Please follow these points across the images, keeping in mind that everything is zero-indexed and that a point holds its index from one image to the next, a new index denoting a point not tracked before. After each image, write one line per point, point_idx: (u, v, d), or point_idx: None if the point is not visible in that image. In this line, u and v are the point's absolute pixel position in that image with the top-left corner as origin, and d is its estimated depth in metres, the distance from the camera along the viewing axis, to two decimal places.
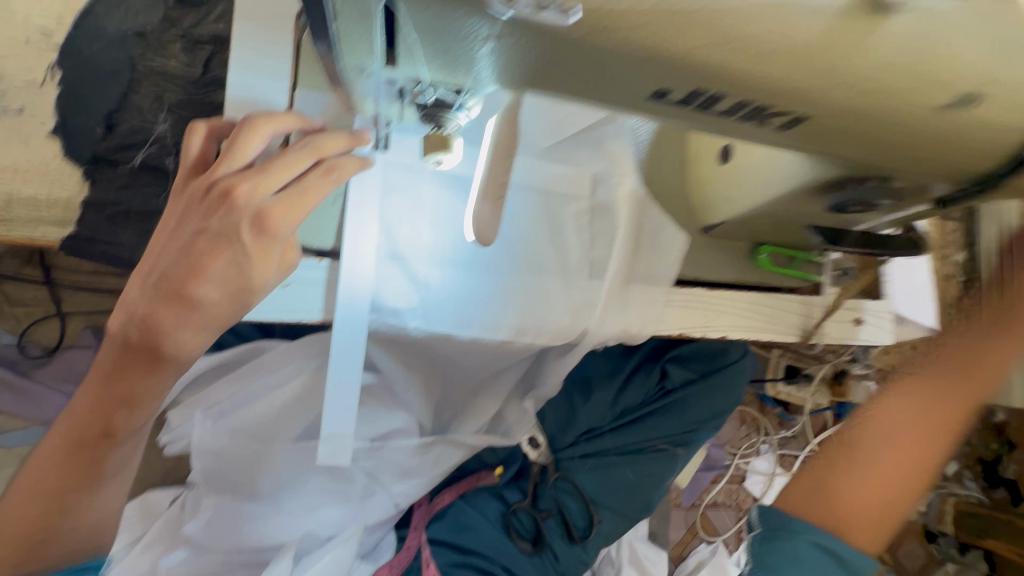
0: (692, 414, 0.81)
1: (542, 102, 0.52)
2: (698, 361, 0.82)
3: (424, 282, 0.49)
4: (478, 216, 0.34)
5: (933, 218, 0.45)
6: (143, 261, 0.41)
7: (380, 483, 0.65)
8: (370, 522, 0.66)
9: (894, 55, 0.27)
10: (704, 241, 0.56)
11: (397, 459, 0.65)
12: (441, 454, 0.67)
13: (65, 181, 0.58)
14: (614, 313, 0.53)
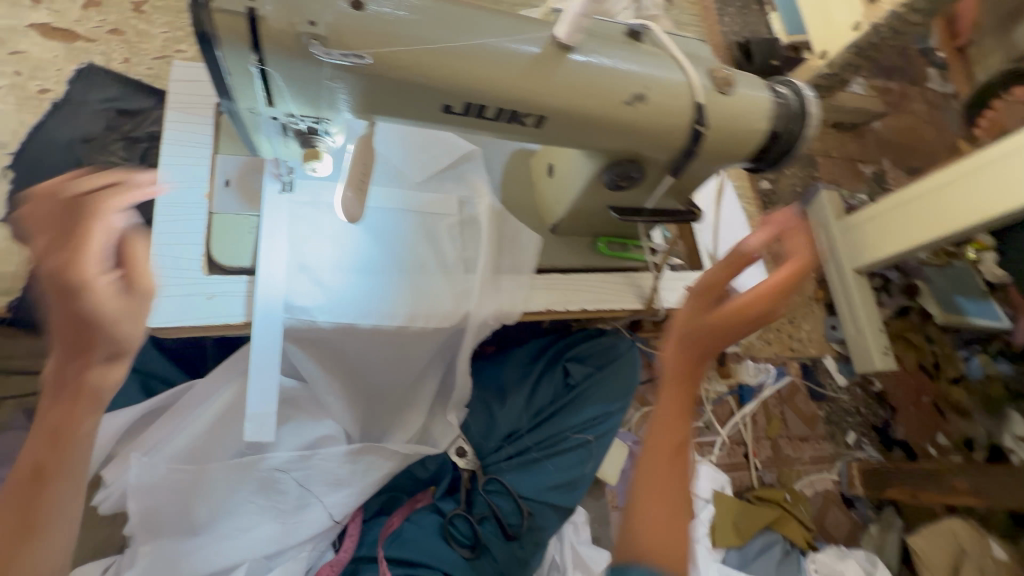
0: (596, 403, 0.92)
1: (413, 152, 0.71)
2: (594, 359, 0.97)
3: (329, 286, 0.62)
4: (344, 202, 0.48)
5: (681, 195, 0.68)
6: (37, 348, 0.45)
7: (313, 494, 0.71)
8: (305, 535, 0.70)
9: (575, 77, 0.48)
10: (555, 239, 0.75)
11: (327, 467, 0.71)
12: (370, 461, 0.74)
13: (11, 259, 0.71)
14: (488, 295, 0.69)
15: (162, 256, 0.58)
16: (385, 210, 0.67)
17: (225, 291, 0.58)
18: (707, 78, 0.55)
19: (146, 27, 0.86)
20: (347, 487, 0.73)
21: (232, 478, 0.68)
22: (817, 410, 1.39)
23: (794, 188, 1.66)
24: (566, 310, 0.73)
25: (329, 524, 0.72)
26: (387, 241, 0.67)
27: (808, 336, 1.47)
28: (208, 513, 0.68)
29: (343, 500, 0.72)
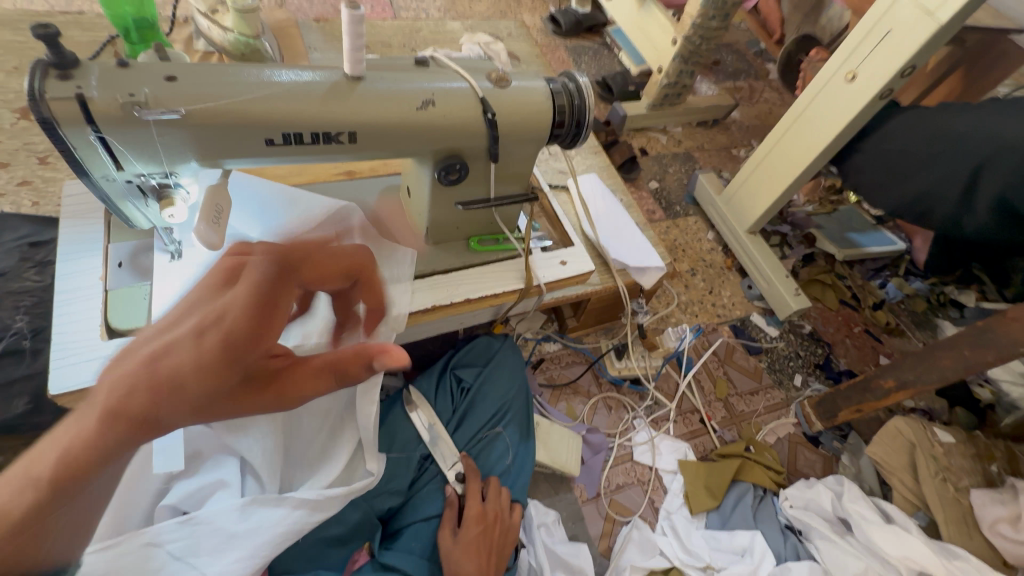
0: (494, 397, 0.98)
1: (285, 201, 0.82)
2: (480, 359, 1.02)
3: None
4: (200, 232, 0.57)
5: (517, 182, 0.82)
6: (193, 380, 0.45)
7: (196, 567, 0.63)
8: None
9: (369, 97, 0.62)
10: (431, 248, 0.86)
11: (210, 527, 0.65)
12: (264, 512, 0.68)
13: None
14: None
15: (66, 336, 0.65)
16: None
17: (125, 349, 0.65)
18: (486, 81, 0.70)
19: (57, 175, 0.99)
20: (234, 552, 0.65)
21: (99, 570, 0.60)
22: (759, 363, 1.46)
23: (680, 181, 1.86)
24: (452, 303, 0.83)
25: None
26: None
27: (730, 301, 1.57)
28: None
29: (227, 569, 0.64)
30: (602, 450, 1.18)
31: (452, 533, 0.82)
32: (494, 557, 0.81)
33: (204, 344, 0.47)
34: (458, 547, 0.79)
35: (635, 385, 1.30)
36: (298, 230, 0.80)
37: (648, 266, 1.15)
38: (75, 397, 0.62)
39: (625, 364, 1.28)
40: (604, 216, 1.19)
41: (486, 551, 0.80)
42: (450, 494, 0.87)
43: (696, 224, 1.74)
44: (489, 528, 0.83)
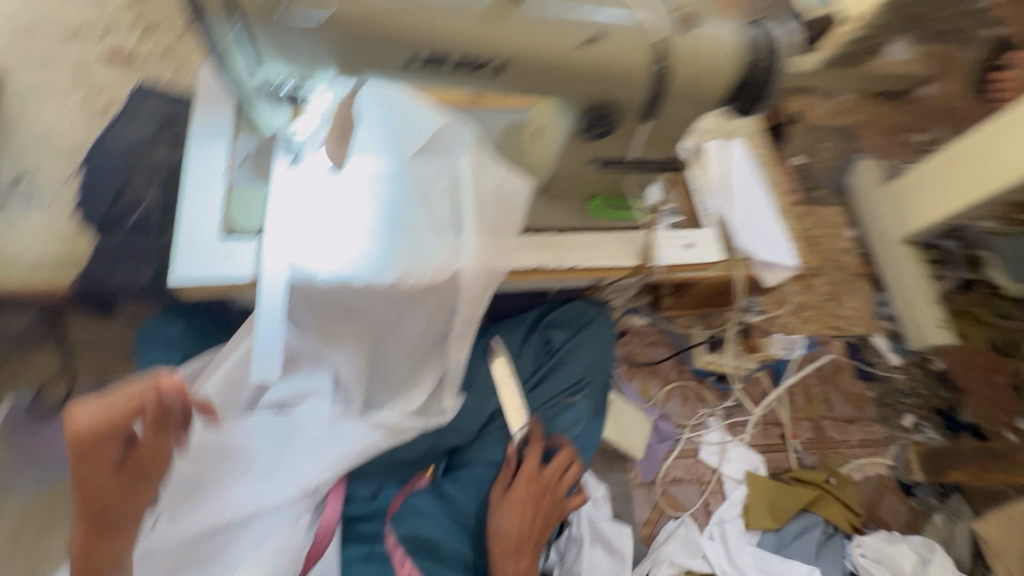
0: (579, 364, 0.92)
1: (404, 122, 0.76)
2: (572, 321, 0.95)
3: (333, 246, 0.68)
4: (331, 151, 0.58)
5: (667, 142, 0.69)
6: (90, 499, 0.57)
7: (292, 458, 0.74)
8: (276, 498, 0.71)
9: (530, 25, 0.52)
10: (546, 201, 0.78)
11: (310, 422, 0.76)
12: (349, 427, 0.77)
13: (79, 241, 0.82)
14: (479, 253, 0.72)
15: (191, 227, 0.66)
16: (384, 178, 0.73)
17: (239, 251, 0.66)
18: (667, 19, 0.56)
19: (191, 48, 0.98)
20: (322, 453, 0.75)
21: (206, 441, 0.70)
22: (867, 392, 1.30)
23: (829, 160, 1.52)
24: (556, 267, 0.77)
25: (301, 492, 0.73)
26: (383, 209, 0.72)
27: (853, 314, 1.32)
28: (185, 485, 0.69)
29: (317, 467, 0.74)
30: (668, 439, 1.13)
31: (503, 492, 0.83)
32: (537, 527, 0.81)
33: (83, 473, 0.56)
34: (504, 509, 0.80)
35: (720, 381, 1.21)
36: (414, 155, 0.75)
37: (777, 262, 1.01)
38: (196, 289, 0.66)
39: (716, 359, 1.18)
40: (741, 194, 1.03)
41: (530, 524, 0.80)
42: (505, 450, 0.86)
43: (837, 217, 1.44)
44: (539, 496, 0.82)
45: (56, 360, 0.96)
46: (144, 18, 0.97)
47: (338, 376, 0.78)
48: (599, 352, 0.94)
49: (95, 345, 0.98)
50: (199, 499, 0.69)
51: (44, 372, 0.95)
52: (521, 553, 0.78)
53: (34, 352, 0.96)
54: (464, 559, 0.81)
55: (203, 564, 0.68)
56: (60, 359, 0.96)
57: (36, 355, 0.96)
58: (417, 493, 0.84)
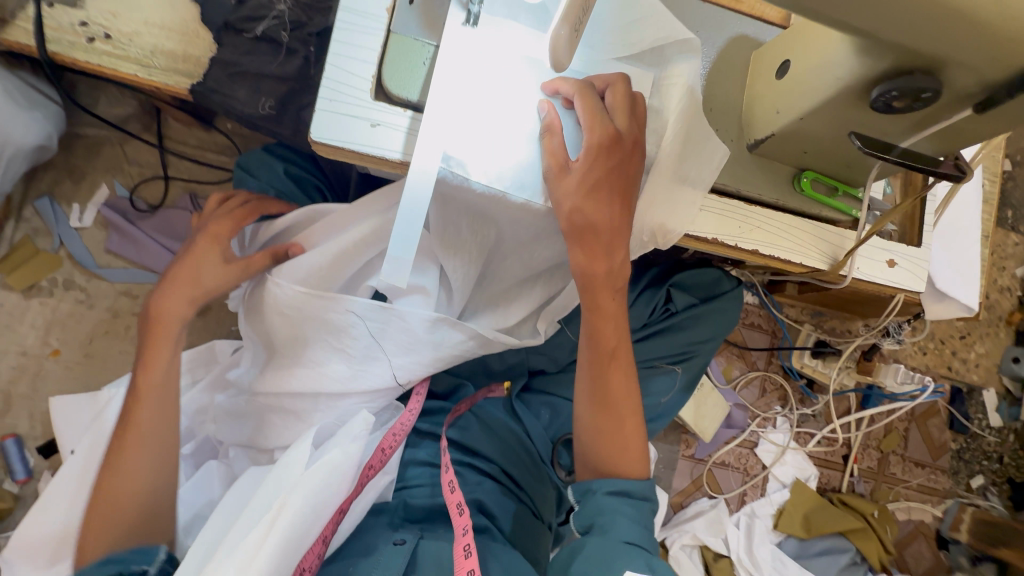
0: (691, 334, 0.85)
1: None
2: (698, 288, 0.86)
3: (496, 148, 0.56)
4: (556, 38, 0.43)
5: (970, 137, 0.50)
6: (193, 274, 0.69)
7: (384, 351, 0.69)
8: (370, 384, 0.71)
9: None
10: (749, 160, 0.63)
11: (404, 326, 0.67)
12: (446, 335, 0.69)
13: (199, 42, 0.69)
14: (656, 201, 0.61)
15: (339, 76, 0.55)
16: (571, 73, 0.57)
17: (388, 122, 0.55)
18: None
19: None
20: (417, 355, 0.70)
21: (312, 313, 0.67)
22: (949, 441, 1.19)
23: None
24: (733, 246, 0.63)
25: (392, 383, 0.72)
26: (564, 110, 0.56)
27: (975, 359, 1.19)
28: (288, 345, 0.71)
29: (409, 366, 0.70)
30: (735, 427, 1.09)
31: (564, 184, 0.55)
32: (620, 111, 0.55)
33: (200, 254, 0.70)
34: (570, 207, 0.55)
35: (808, 388, 1.12)
36: (614, 51, 0.58)
37: (948, 292, 0.81)
38: (329, 152, 0.56)
39: (815, 366, 1.08)
40: (953, 205, 0.83)
41: (617, 207, 0.57)
42: (550, 113, 0.55)
43: (1016, 249, 1.23)
44: (612, 180, 0.56)
45: (151, 160, 0.90)
46: None
47: (446, 277, 0.72)
48: (714, 328, 0.86)
49: (192, 155, 0.91)
50: (302, 364, 0.71)
51: (138, 170, 0.90)
52: (619, 244, 0.58)
53: (128, 144, 0.90)
54: (514, 481, 0.81)
55: (303, 419, 0.73)
56: (155, 160, 0.91)
57: (130, 148, 0.90)
58: (488, 401, 0.85)
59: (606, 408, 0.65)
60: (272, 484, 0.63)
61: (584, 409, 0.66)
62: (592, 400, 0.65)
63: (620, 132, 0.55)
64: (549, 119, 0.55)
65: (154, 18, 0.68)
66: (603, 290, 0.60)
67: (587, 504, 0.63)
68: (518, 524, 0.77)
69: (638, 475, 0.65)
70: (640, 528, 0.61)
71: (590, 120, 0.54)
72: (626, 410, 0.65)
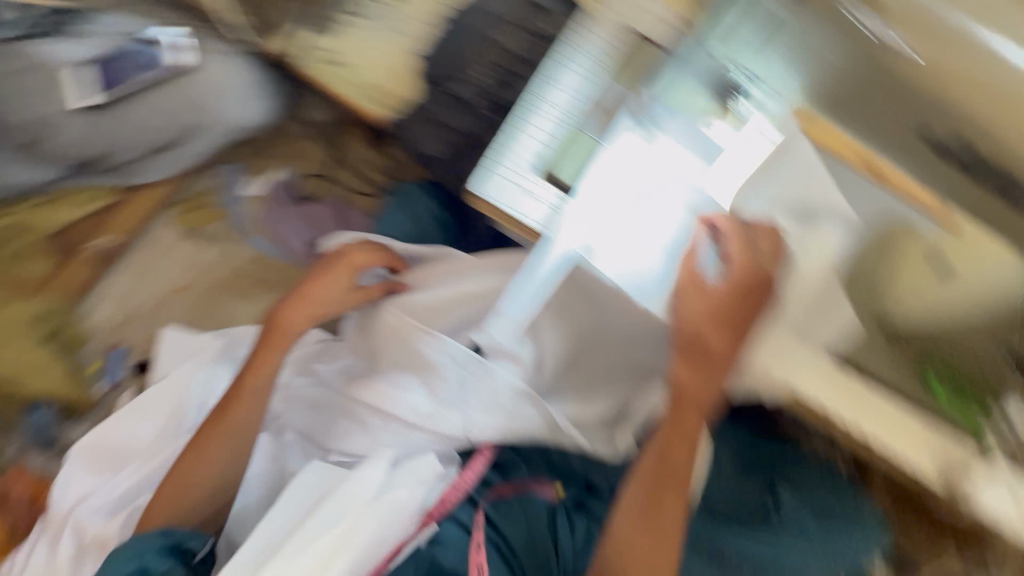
0: (788, 552, 0.69)
1: (797, 159, 0.60)
2: (828, 506, 0.71)
3: (629, 249, 0.59)
4: None
5: None
6: (317, 298, 0.77)
7: (466, 403, 0.72)
8: (443, 428, 0.73)
9: None
10: (881, 340, 0.60)
11: (492, 387, 0.70)
12: (525, 410, 0.71)
13: (411, 83, 0.84)
14: (770, 350, 0.59)
15: (520, 148, 0.64)
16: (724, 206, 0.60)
17: (543, 197, 0.63)
18: None
19: None
20: (497, 416, 0.72)
21: (413, 343, 0.73)
22: None
23: None
24: (843, 426, 0.58)
25: (462, 436, 0.74)
26: (707, 232, 0.58)
27: None
28: (385, 365, 0.77)
29: (484, 425, 0.73)
30: None
31: (691, 294, 0.56)
32: (773, 254, 0.56)
33: (331, 276, 0.78)
34: (688, 312, 0.56)
35: None
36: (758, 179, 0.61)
37: None
38: (487, 207, 0.64)
39: None
40: None
41: (729, 334, 0.55)
42: (695, 236, 0.58)
43: None
44: (741, 311, 0.55)
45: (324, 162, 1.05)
46: None
47: (540, 356, 0.72)
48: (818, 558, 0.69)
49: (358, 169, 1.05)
50: (391, 385, 0.75)
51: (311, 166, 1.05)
52: (722, 374, 0.56)
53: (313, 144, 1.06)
54: None
55: (368, 434, 0.77)
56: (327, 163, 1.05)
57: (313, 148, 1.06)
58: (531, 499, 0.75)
59: (650, 533, 0.55)
60: (338, 496, 0.65)
61: (624, 526, 0.56)
62: (636, 514, 0.56)
63: (769, 275, 0.55)
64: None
65: (383, 61, 0.83)
66: (688, 413, 0.57)
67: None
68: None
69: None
70: None
71: (739, 252, 0.56)
72: (668, 546, 0.56)
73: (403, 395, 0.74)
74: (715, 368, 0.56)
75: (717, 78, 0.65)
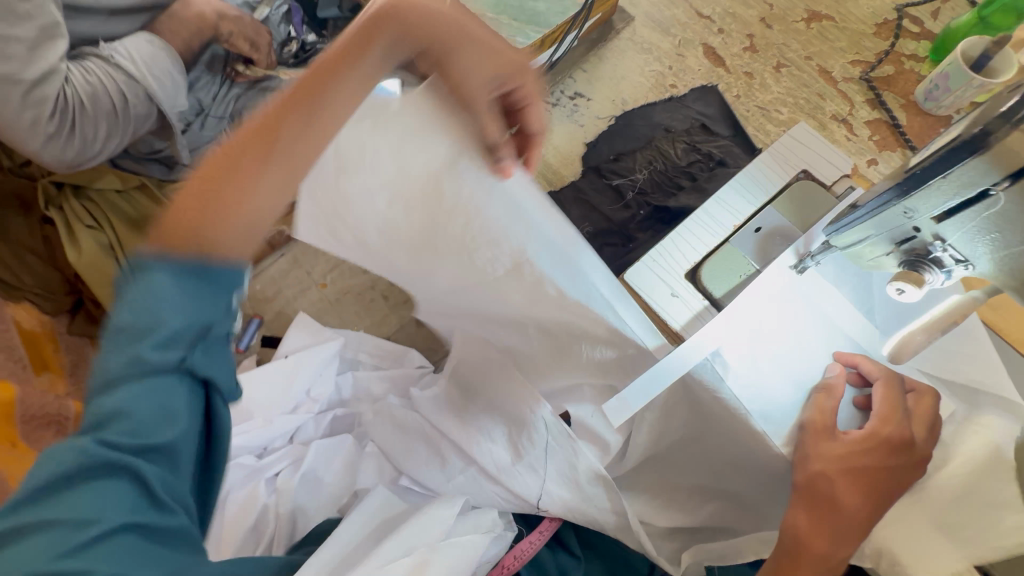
0: None
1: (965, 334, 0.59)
2: None
3: (758, 371, 0.60)
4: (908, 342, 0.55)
5: None
6: (481, 52, 0.56)
7: (542, 471, 0.72)
8: (516, 485, 0.74)
9: None
10: None
11: (572, 462, 0.70)
12: (599, 494, 0.69)
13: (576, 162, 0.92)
14: (901, 530, 0.55)
15: (678, 252, 0.67)
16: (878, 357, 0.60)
17: (686, 299, 0.64)
18: None
19: (775, 87, 0.97)
20: (569, 491, 0.71)
21: (511, 398, 0.74)
22: None
23: None
24: None
25: (529, 501, 0.73)
26: (855, 383, 0.60)
27: None
28: (469, 408, 0.80)
29: (555, 498, 0.72)
30: None
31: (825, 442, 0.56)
32: (920, 424, 0.56)
33: (476, 49, 0.56)
34: (819, 458, 0.55)
35: None
36: (930, 331, 0.54)
37: None
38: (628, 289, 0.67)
39: None
40: None
41: (866, 504, 0.54)
42: (836, 377, 0.59)
43: None
44: (876, 468, 0.54)
45: None
46: (756, 42, 1.00)
47: (627, 445, 0.73)
48: None
49: None
50: (476, 432, 0.77)
51: None
52: (849, 542, 0.53)
53: None
54: None
55: (442, 467, 0.80)
56: None
57: None
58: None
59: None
60: (415, 527, 0.66)
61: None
62: None
63: (914, 442, 0.55)
64: (835, 377, 0.59)
65: None
66: (807, 574, 0.52)
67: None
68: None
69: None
70: None
71: (885, 414, 0.56)
72: None
73: (483, 442, 0.76)
74: (839, 525, 0.53)
75: (906, 237, 0.52)
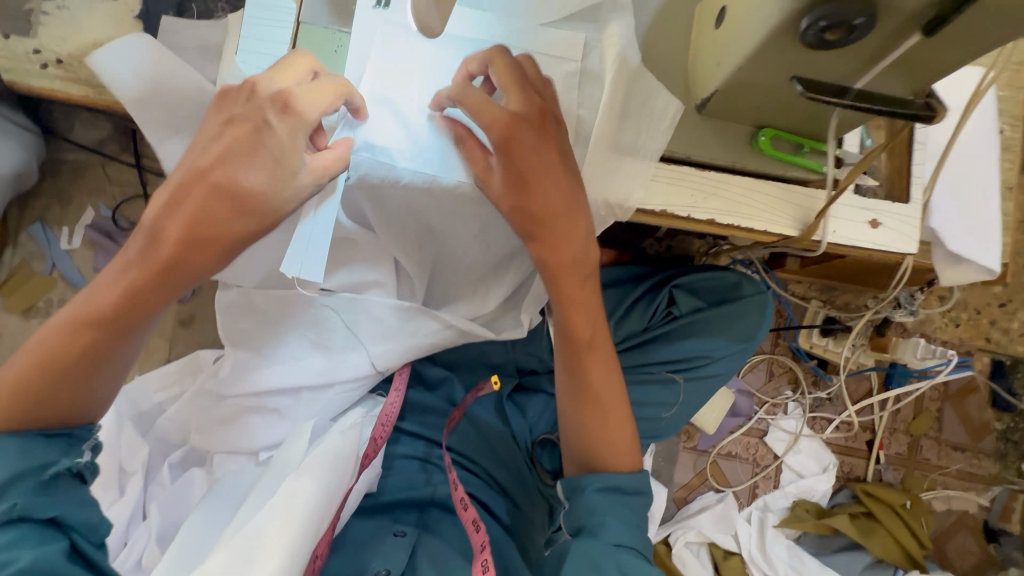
0: (700, 344, 0.75)
1: None
2: (709, 296, 0.79)
3: (412, 129, 0.53)
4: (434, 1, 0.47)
5: (925, 63, 0.44)
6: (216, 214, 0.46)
7: (361, 342, 0.67)
8: (348, 372, 0.69)
9: None
10: (700, 121, 0.57)
11: (373, 314, 0.65)
12: (419, 323, 0.67)
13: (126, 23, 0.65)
14: (601, 179, 0.58)
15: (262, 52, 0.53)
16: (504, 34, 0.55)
17: None
18: None
19: None
20: (395, 342, 0.68)
21: (285, 314, 0.67)
22: (993, 421, 1.06)
23: None
24: (686, 217, 0.60)
25: (371, 371, 0.70)
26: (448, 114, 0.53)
27: None
28: (261, 346, 0.69)
29: (388, 355, 0.68)
30: (741, 415, 1.03)
31: (505, 161, 0.51)
32: (511, 90, 0.51)
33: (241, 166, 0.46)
34: (510, 178, 0.51)
35: (820, 368, 1.04)
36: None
37: (968, 257, 0.70)
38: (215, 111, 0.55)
39: (825, 346, 0.99)
40: (958, 152, 0.73)
41: (560, 183, 0.52)
42: (455, 127, 0.53)
43: None
44: (540, 135, 0.51)
45: (131, 179, 0.94)
46: None
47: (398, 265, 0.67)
48: (724, 341, 0.75)
49: None
50: (276, 361, 0.69)
51: (119, 189, 0.94)
52: (575, 221, 0.53)
53: (108, 165, 0.94)
54: (499, 485, 0.77)
55: (282, 417, 0.72)
56: (135, 178, 0.94)
57: (110, 169, 0.94)
58: (481, 400, 0.81)
59: (590, 405, 0.60)
60: (251, 503, 0.58)
61: (566, 401, 0.62)
62: (571, 397, 0.61)
63: (515, 112, 0.51)
64: (452, 130, 0.53)
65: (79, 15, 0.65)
66: (568, 278, 0.56)
67: (578, 503, 0.59)
68: (514, 523, 0.75)
69: (625, 466, 0.61)
70: (632, 530, 0.57)
71: (481, 103, 0.50)
72: (605, 398, 0.61)
73: (297, 355, 0.69)
74: (559, 225, 0.53)
75: None
